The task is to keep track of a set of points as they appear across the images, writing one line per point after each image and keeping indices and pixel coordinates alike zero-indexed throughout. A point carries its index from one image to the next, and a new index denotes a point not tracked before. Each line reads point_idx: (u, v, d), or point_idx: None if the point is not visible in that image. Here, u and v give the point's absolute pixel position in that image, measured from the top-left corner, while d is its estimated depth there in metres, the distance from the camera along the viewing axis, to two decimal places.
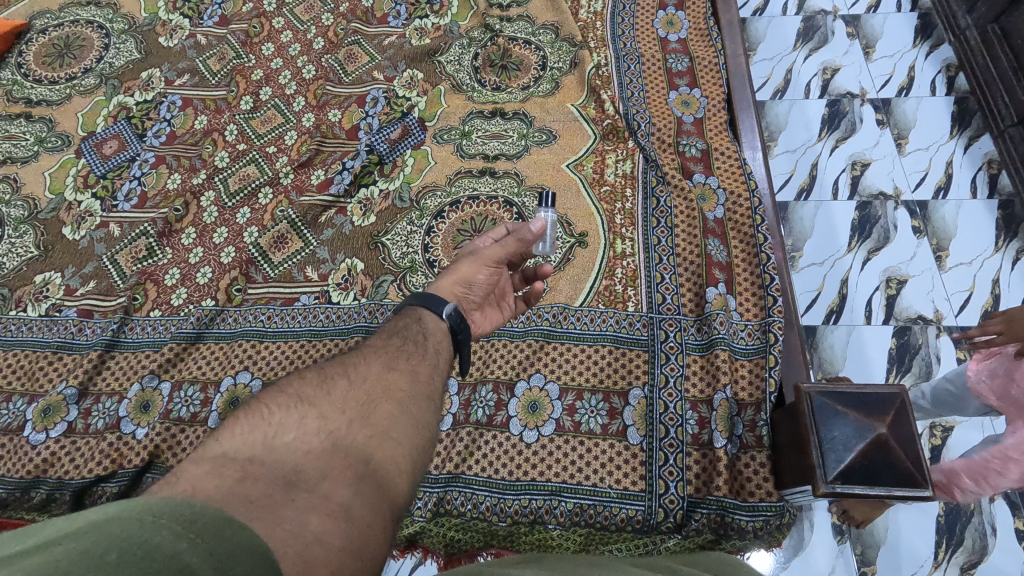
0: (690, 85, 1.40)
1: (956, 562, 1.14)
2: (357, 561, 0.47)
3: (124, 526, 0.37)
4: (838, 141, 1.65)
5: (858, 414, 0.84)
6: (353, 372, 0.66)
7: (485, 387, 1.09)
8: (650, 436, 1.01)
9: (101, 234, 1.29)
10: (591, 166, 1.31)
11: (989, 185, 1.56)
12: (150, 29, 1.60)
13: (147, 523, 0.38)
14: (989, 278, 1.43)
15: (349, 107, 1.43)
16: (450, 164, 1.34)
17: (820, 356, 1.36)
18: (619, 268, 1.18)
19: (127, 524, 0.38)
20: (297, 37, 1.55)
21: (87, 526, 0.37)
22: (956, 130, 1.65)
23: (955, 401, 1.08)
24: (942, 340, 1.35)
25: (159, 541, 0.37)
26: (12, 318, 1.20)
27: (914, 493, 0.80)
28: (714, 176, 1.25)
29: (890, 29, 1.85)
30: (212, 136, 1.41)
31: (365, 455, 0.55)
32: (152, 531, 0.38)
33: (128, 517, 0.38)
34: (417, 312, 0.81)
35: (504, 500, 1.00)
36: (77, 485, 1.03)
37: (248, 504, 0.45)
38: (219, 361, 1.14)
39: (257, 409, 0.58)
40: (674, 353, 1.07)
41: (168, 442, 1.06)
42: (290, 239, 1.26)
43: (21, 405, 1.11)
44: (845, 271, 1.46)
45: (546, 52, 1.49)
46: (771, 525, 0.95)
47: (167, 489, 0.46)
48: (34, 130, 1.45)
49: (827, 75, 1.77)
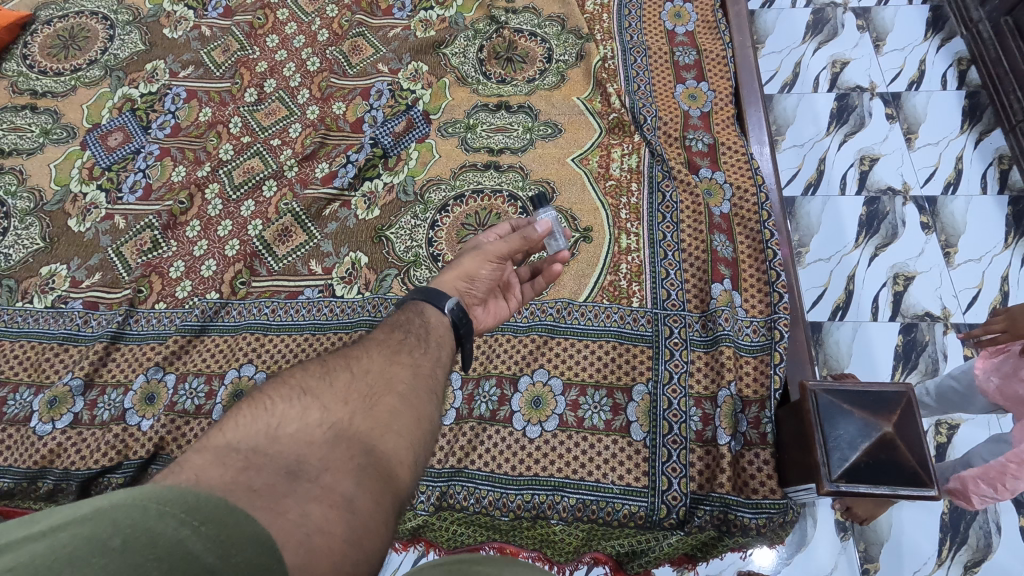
0: (697, 78, 1.38)
1: (959, 560, 1.14)
2: (359, 550, 0.47)
3: (128, 514, 0.38)
4: (847, 135, 1.64)
5: (864, 412, 0.83)
6: (355, 365, 0.66)
7: (488, 382, 1.09)
8: (653, 432, 1.01)
9: (107, 226, 1.29)
10: (596, 160, 1.30)
11: (1000, 181, 1.54)
12: (155, 20, 1.60)
13: (152, 511, 0.39)
14: (998, 275, 1.42)
15: (354, 99, 1.42)
16: (454, 158, 1.33)
17: (825, 352, 1.35)
18: (623, 263, 1.17)
19: (131, 511, 0.38)
20: (302, 29, 1.55)
21: (92, 513, 0.38)
22: (967, 124, 1.63)
23: (960, 399, 1.07)
24: (949, 337, 1.35)
25: (162, 528, 0.38)
26: (18, 309, 1.21)
27: (920, 492, 0.79)
28: (721, 171, 1.24)
29: (901, 21, 1.83)
30: (217, 128, 1.41)
31: (368, 446, 0.55)
32: (156, 518, 0.38)
33: (133, 504, 0.39)
34: (420, 306, 0.81)
35: (506, 495, 1.00)
36: (83, 476, 1.04)
37: (252, 493, 0.45)
38: (223, 354, 1.14)
39: (260, 399, 0.58)
40: (679, 349, 1.06)
41: (174, 434, 1.07)
42: (294, 231, 1.26)
43: (27, 396, 1.12)
44: (852, 267, 1.45)
45: (553, 44, 1.47)
46: (774, 522, 0.94)
47: (171, 477, 0.46)
48: (39, 121, 1.45)
49: (837, 68, 1.75)
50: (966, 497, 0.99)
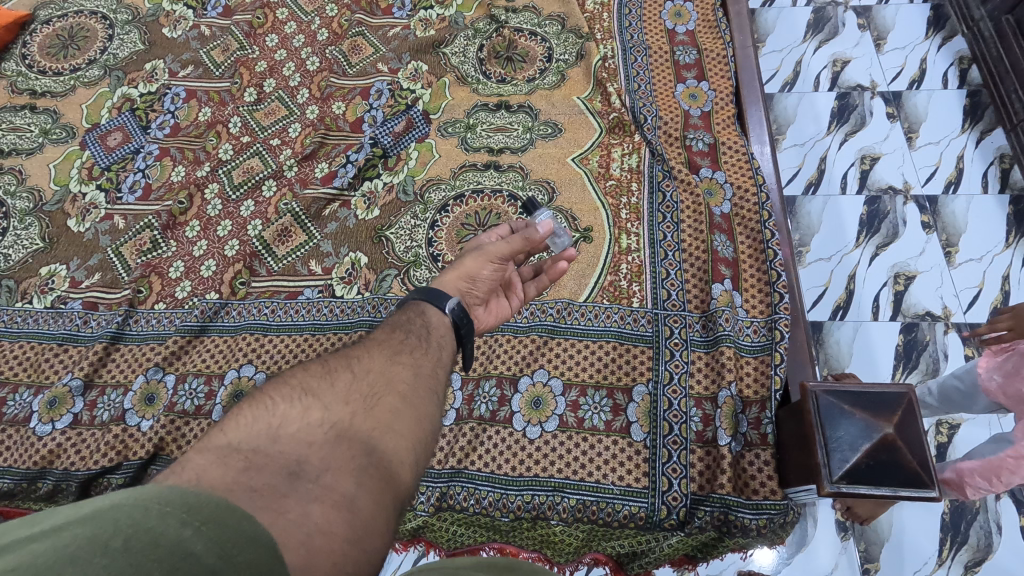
0: (697, 77, 1.38)
1: (960, 560, 1.14)
2: (360, 550, 0.47)
3: (130, 514, 0.38)
4: (848, 135, 1.63)
5: (864, 414, 0.83)
6: (356, 365, 0.65)
7: (488, 382, 1.08)
8: (653, 433, 1.01)
9: (106, 226, 1.29)
10: (596, 160, 1.30)
11: (1001, 180, 1.54)
12: (154, 20, 1.59)
13: (154, 511, 0.38)
14: (999, 274, 1.42)
15: (353, 99, 1.42)
16: (454, 158, 1.33)
17: (825, 352, 1.35)
18: (624, 263, 1.17)
19: (133, 511, 0.38)
20: (301, 28, 1.54)
21: (94, 513, 0.38)
22: (968, 123, 1.63)
23: (963, 399, 1.07)
24: (950, 337, 1.34)
25: (164, 528, 0.38)
26: (17, 310, 1.20)
27: (920, 493, 0.79)
28: (721, 170, 1.24)
29: (903, 20, 1.82)
30: (216, 128, 1.40)
31: (369, 446, 0.55)
32: (158, 518, 0.38)
33: (135, 504, 0.39)
34: (421, 306, 0.80)
35: (506, 495, 1.00)
36: (83, 477, 1.04)
37: (253, 493, 0.45)
38: (223, 354, 1.14)
39: (261, 400, 0.57)
40: (679, 350, 1.06)
41: (174, 434, 1.07)
42: (294, 232, 1.26)
43: (27, 396, 1.11)
44: (853, 267, 1.44)
45: (552, 43, 1.47)
46: (774, 523, 0.94)
47: (172, 477, 0.45)
48: (38, 121, 1.45)
49: (837, 67, 1.75)
50: (960, 489, 1.00)
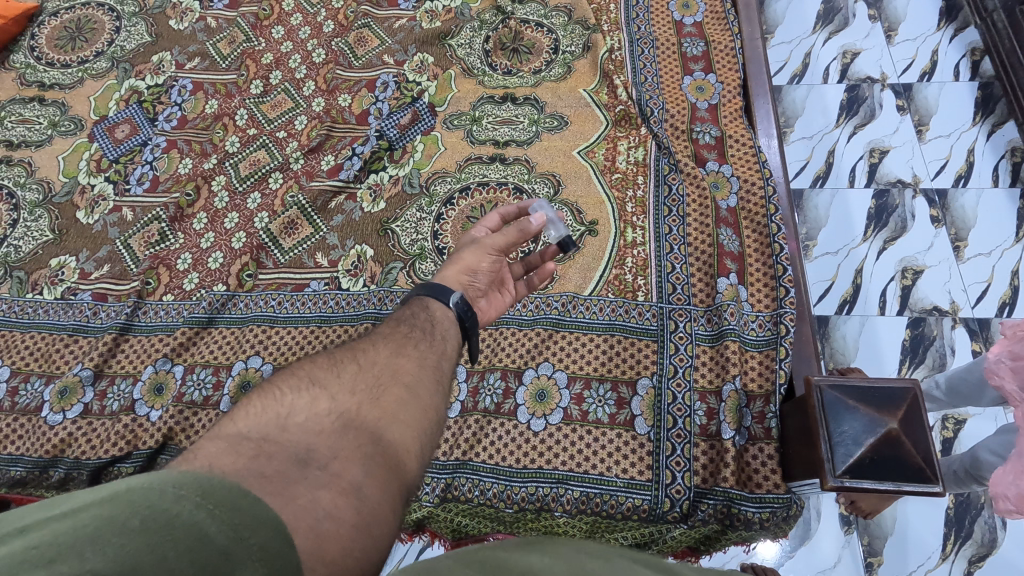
0: (704, 69, 1.37)
1: (963, 555, 1.14)
2: (368, 535, 0.48)
3: (146, 495, 0.39)
4: (856, 127, 1.62)
5: (869, 408, 0.83)
6: (362, 357, 0.66)
7: (494, 375, 1.09)
8: (657, 427, 1.01)
9: (114, 218, 1.30)
10: (602, 153, 1.29)
11: (1012, 174, 1.52)
12: (161, 12, 1.59)
13: (169, 493, 0.39)
14: (1009, 268, 1.41)
15: (359, 91, 1.42)
16: (460, 150, 1.33)
17: (831, 346, 1.35)
18: (629, 257, 1.17)
19: (148, 492, 0.39)
20: (308, 20, 1.54)
21: (111, 495, 0.39)
22: (979, 116, 1.61)
23: (970, 391, 1.07)
24: (958, 332, 1.34)
25: (178, 510, 0.39)
26: (28, 301, 1.22)
27: (924, 489, 0.79)
28: (728, 164, 1.23)
29: (914, 11, 1.79)
30: (223, 120, 1.41)
31: (375, 435, 0.55)
32: (172, 500, 0.39)
33: (149, 486, 0.39)
34: (425, 300, 0.80)
35: (510, 487, 1.01)
36: (94, 465, 1.06)
37: (263, 480, 0.46)
38: (230, 346, 1.15)
39: (270, 390, 0.58)
40: (683, 343, 1.07)
41: (181, 425, 1.08)
42: (300, 224, 1.27)
43: (39, 386, 1.13)
44: (860, 261, 1.44)
45: (559, 35, 1.46)
46: (777, 517, 0.95)
47: (184, 463, 0.46)
48: (47, 113, 1.46)
49: (847, 59, 1.72)
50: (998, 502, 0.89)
